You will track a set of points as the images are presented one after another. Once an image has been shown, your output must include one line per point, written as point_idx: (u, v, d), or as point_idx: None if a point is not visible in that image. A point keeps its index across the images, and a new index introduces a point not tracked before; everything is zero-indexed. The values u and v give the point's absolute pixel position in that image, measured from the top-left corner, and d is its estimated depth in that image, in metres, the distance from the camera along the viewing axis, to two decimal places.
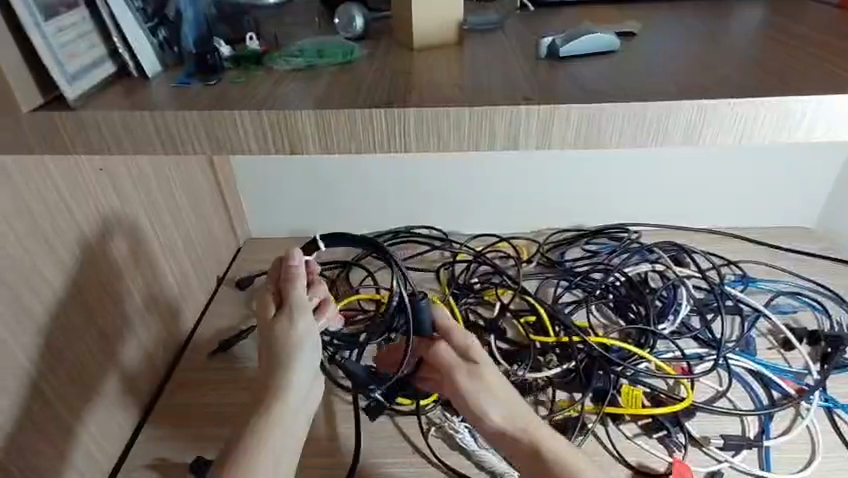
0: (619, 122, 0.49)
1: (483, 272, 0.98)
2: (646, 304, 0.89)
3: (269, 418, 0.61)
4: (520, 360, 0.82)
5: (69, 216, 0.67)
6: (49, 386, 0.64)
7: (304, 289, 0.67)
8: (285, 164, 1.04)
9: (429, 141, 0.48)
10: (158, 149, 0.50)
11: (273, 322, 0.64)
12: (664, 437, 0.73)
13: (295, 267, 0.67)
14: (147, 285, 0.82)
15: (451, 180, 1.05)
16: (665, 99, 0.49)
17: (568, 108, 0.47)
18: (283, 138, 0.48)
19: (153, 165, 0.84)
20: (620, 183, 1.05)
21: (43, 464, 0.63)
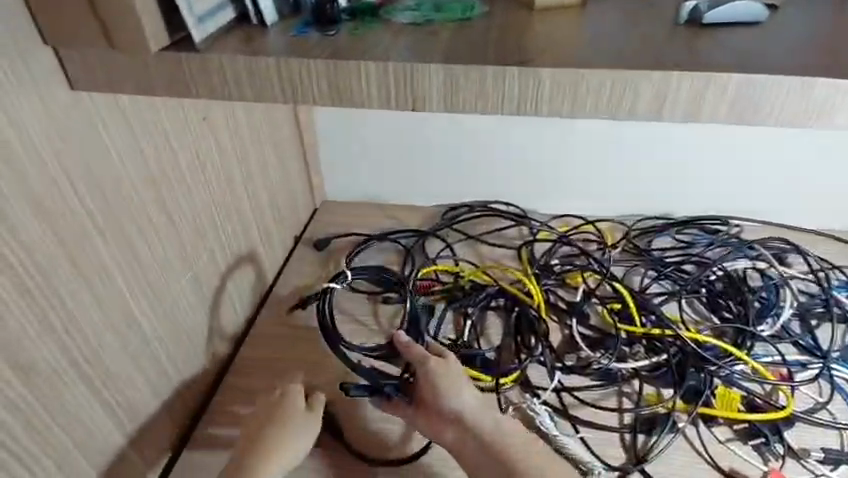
0: (777, 95, 0.43)
1: (565, 254, 0.94)
2: (745, 304, 0.83)
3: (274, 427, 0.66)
4: (604, 347, 0.78)
5: (175, 160, 0.68)
6: (148, 323, 0.66)
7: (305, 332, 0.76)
8: (367, 127, 1.01)
9: (562, 100, 0.45)
10: (278, 98, 0.49)
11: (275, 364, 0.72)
12: (760, 445, 0.69)
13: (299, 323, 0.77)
14: (236, 237, 0.84)
15: (539, 149, 0.98)
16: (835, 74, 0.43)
17: (720, 78, 0.43)
18: (406, 93, 0.46)
19: (247, 116, 0.84)
20: (728, 166, 0.95)
21: (138, 395, 0.66)
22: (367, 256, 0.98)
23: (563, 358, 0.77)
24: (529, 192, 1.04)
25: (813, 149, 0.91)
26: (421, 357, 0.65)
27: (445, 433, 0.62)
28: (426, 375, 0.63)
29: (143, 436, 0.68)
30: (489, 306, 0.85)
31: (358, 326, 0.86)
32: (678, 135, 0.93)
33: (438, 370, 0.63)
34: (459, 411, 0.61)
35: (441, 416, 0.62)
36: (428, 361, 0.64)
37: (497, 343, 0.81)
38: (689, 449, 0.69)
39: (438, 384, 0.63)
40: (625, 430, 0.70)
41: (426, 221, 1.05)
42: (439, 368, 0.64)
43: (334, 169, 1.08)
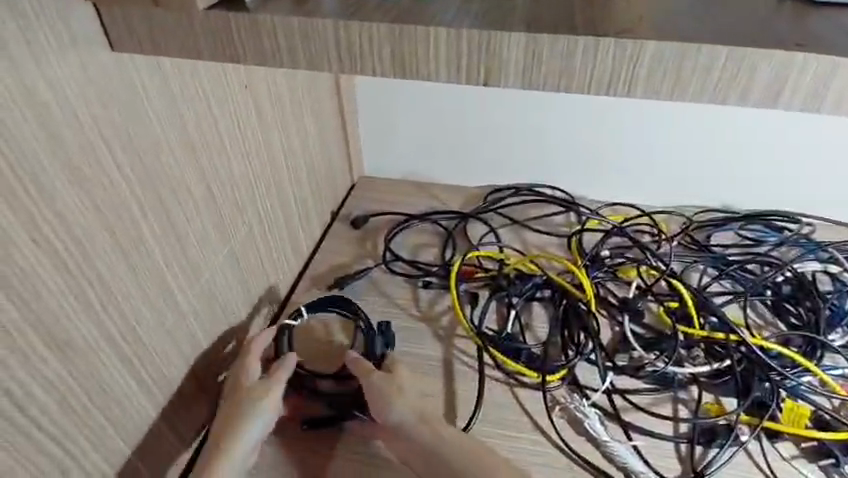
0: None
1: (617, 245, 0.88)
2: (816, 310, 0.76)
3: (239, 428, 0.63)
4: (660, 348, 0.72)
5: (216, 131, 0.65)
6: (185, 300, 0.63)
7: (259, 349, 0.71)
8: (411, 99, 0.95)
9: (662, 76, 0.39)
10: (334, 66, 0.44)
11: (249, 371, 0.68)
12: (829, 466, 0.63)
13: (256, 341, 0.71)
14: (274, 212, 0.80)
15: (595, 128, 0.91)
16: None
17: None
18: (481, 65, 0.41)
19: (287, 83, 0.79)
20: (806, 156, 0.86)
21: (174, 374, 0.64)
22: (406, 237, 0.94)
23: (614, 357, 0.73)
24: (579, 175, 0.97)
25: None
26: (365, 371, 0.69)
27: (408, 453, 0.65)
28: (371, 388, 0.68)
29: (178, 413, 0.66)
30: (535, 297, 0.81)
31: (397, 310, 0.83)
32: (754, 117, 0.84)
33: (381, 383, 0.67)
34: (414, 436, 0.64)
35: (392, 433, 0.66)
36: (372, 374, 0.68)
37: (543, 337, 0.76)
38: (751, 465, 0.64)
39: (380, 397, 0.67)
40: (682, 440, 0.65)
41: (469, 202, 1.00)
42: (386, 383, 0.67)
43: (374, 142, 1.03)
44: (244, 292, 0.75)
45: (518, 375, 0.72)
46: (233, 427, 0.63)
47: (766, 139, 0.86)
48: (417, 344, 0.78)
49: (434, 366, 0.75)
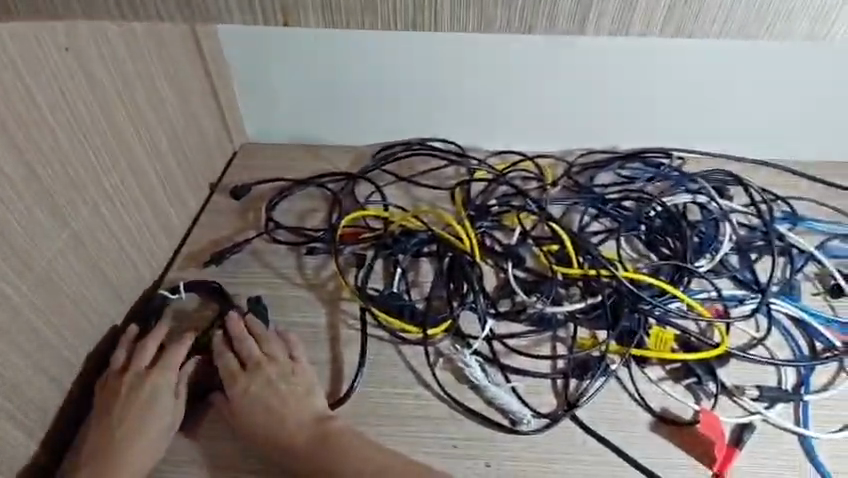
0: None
1: (503, 194, 0.86)
2: (683, 239, 0.79)
3: (137, 437, 0.63)
4: (539, 291, 0.74)
5: (30, 100, 0.57)
6: (18, 295, 0.57)
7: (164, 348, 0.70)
8: (288, 47, 0.87)
9: (469, 9, 0.36)
10: (116, 15, 0.39)
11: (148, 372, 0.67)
12: (693, 384, 0.67)
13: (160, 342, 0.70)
14: (131, 189, 0.73)
15: (472, 71, 0.87)
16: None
17: None
18: (274, 5, 0.36)
19: (125, 43, 0.70)
20: (676, 88, 0.87)
21: (20, 377, 0.59)
22: (289, 204, 0.89)
23: (497, 304, 0.74)
24: (466, 124, 0.94)
25: (770, 62, 0.83)
26: (241, 388, 0.68)
27: (281, 428, 0.65)
28: (245, 403, 0.66)
29: (30, 412, 0.61)
30: (421, 253, 0.79)
31: (281, 281, 0.79)
32: (628, 47, 0.83)
33: (269, 377, 0.68)
34: (291, 416, 0.65)
35: (264, 416, 0.66)
36: (250, 388, 0.67)
37: (427, 292, 0.76)
38: (620, 391, 0.67)
39: (265, 388, 0.67)
40: (558, 376, 0.68)
41: (358, 163, 0.95)
42: (275, 371, 0.68)
43: (251, 103, 0.95)
44: (101, 278, 0.68)
45: (400, 331, 0.72)
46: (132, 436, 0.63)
47: (650, 77, 0.86)
48: (300, 313, 0.76)
49: (318, 334, 0.74)
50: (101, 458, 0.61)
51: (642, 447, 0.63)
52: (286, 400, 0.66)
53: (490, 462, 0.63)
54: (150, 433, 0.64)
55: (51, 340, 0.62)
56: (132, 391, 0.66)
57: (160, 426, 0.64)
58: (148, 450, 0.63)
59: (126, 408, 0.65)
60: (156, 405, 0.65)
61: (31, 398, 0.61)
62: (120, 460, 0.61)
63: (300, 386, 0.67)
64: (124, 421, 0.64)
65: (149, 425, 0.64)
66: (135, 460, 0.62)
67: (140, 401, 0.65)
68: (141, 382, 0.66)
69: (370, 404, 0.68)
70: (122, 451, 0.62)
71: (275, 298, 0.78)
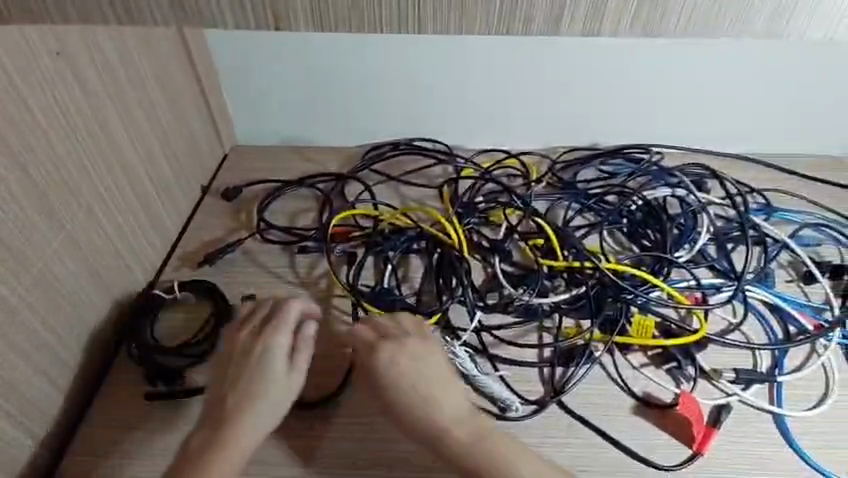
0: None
1: (490, 191, 0.89)
2: (663, 231, 0.82)
3: (249, 403, 0.62)
4: (525, 283, 0.76)
5: (24, 105, 0.58)
6: (15, 296, 0.58)
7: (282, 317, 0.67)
8: (274, 52, 0.89)
9: (449, 11, 0.38)
10: (110, 19, 0.40)
11: (263, 337, 0.66)
12: (672, 369, 0.70)
13: (280, 311, 0.68)
14: (125, 191, 0.74)
15: (455, 73, 0.90)
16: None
17: None
18: (264, 8, 0.38)
19: (115, 47, 0.71)
20: (651, 86, 0.90)
21: (18, 377, 0.60)
22: (281, 204, 0.91)
23: (485, 297, 0.76)
24: (451, 123, 0.97)
25: (739, 60, 0.86)
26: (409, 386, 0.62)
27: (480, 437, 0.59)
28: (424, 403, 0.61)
29: (28, 410, 0.62)
30: (411, 249, 0.82)
31: (274, 279, 0.81)
32: (607, 46, 0.86)
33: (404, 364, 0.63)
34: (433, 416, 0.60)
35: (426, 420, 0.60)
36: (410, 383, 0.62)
37: (417, 286, 0.78)
38: (603, 377, 0.70)
39: (400, 379, 0.62)
40: (545, 365, 0.70)
41: (348, 163, 0.97)
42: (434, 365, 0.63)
43: (240, 106, 0.97)
44: (95, 280, 0.70)
45: None
46: (245, 400, 0.62)
47: (625, 76, 0.89)
48: None
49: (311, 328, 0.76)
50: (217, 421, 0.61)
51: (625, 429, 0.66)
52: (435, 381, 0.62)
53: None
54: (263, 403, 0.62)
55: (48, 339, 0.63)
56: (244, 354, 0.65)
57: (271, 395, 0.63)
58: (258, 418, 0.62)
59: (241, 372, 0.64)
60: (269, 371, 0.64)
61: (29, 398, 0.62)
62: (230, 423, 0.61)
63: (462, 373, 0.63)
64: (238, 385, 0.63)
65: (261, 390, 0.63)
66: (246, 429, 0.61)
67: (255, 370, 0.64)
68: (254, 345, 0.66)
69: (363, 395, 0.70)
70: (234, 418, 0.61)
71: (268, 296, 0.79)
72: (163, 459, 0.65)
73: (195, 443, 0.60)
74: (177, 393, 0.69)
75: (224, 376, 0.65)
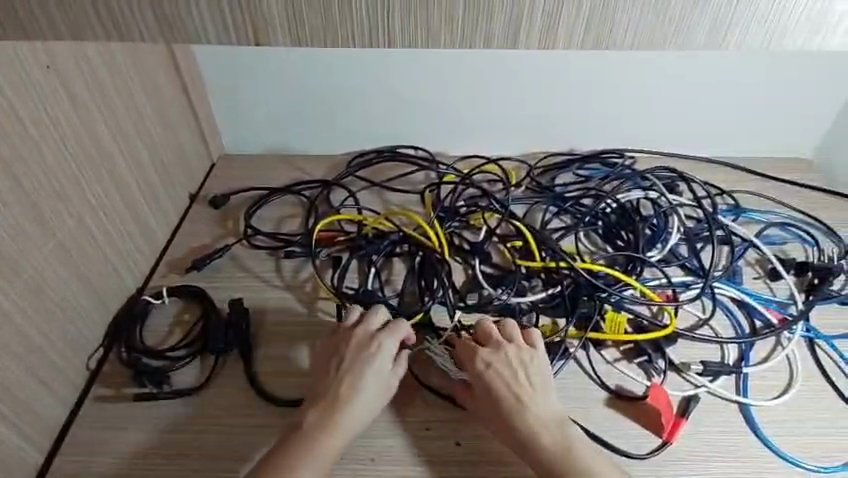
0: (627, 16, 0.40)
1: (470, 195, 0.92)
2: (635, 232, 0.85)
3: (352, 398, 0.64)
4: (503, 284, 0.80)
5: (15, 117, 0.60)
6: (7, 300, 0.60)
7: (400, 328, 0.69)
8: (259, 64, 0.92)
9: (417, 27, 0.41)
10: (101, 36, 0.43)
11: (373, 339, 0.68)
12: (643, 362, 0.73)
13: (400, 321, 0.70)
14: (114, 199, 0.76)
15: (434, 83, 0.94)
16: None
17: None
18: (246, 23, 0.41)
19: (103, 61, 0.73)
20: (622, 94, 0.94)
21: (11, 379, 0.61)
22: (269, 210, 0.94)
23: (466, 297, 0.79)
24: (432, 131, 1.00)
25: (705, 68, 0.91)
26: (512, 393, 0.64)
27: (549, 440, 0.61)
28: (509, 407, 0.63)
29: (20, 412, 0.63)
30: (394, 253, 0.85)
31: (260, 283, 0.83)
32: (582, 57, 0.90)
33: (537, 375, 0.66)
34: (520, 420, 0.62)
35: (508, 425, 0.62)
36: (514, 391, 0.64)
37: (400, 287, 0.81)
38: (578, 371, 0.73)
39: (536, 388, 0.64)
40: None
41: (333, 170, 1.00)
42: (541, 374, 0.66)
43: (227, 115, 1.00)
44: (85, 285, 0.72)
45: None
46: (350, 395, 0.64)
47: (597, 84, 0.93)
48: (280, 313, 0.80)
49: (298, 329, 0.78)
50: (328, 408, 0.63)
51: (600, 421, 0.68)
52: (515, 385, 0.64)
53: (459, 440, 0.68)
54: (373, 393, 0.65)
55: (39, 343, 0.65)
56: (352, 352, 0.67)
57: (373, 393, 0.65)
58: (357, 416, 0.63)
59: (349, 368, 0.66)
60: (377, 373, 0.66)
61: (21, 400, 0.63)
62: (336, 414, 0.63)
63: (536, 378, 0.65)
64: (346, 379, 0.65)
65: (366, 388, 0.65)
66: (349, 419, 0.63)
67: (366, 361, 0.66)
68: (362, 345, 0.68)
69: None
70: (340, 405, 0.63)
71: (255, 299, 0.81)
72: (154, 458, 0.66)
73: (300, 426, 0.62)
74: (165, 394, 0.71)
75: (329, 369, 0.66)
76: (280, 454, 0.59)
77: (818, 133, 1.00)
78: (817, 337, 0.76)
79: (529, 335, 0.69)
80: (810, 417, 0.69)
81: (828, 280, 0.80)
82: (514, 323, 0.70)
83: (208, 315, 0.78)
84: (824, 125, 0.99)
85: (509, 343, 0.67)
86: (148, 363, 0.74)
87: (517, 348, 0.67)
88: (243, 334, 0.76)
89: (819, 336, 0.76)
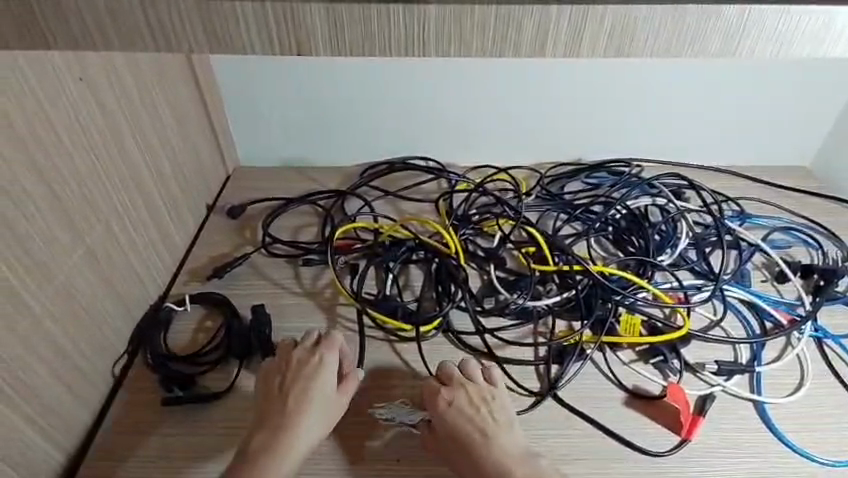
0: (647, 28, 0.43)
1: (483, 203, 0.94)
2: (645, 237, 0.87)
3: (293, 417, 0.65)
4: (519, 288, 0.82)
5: (50, 124, 0.62)
6: (39, 305, 0.61)
7: (330, 351, 0.72)
8: (276, 77, 0.95)
9: (449, 40, 0.44)
10: (150, 46, 0.45)
11: (309, 359, 0.71)
12: (660, 362, 0.74)
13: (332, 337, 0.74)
14: (138, 207, 0.78)
15: (446, 93, 0.97)
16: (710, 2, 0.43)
17: (603, 10, 0.42)
18: (289, 35, 0.44)
19: (130, 72, 0.76)
20: (626, 103, 0.98)
21: (40, 383, 0.62)
22: (286, 220, 0.96)
23: (482, 301, 0.81)
24: (444, 141, 1.03)
25: (706, 78, 0.94)
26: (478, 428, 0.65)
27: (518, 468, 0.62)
28: (473, 442, 0.64)
29: (48, 416, 0.64)
30: (411, 259, 0.86)
31: (280, 290, 0.85)
32: (590, 67, 0.93)
33: (498, 406, 0.68)
34: (488, 451, 0.64)
35: (477, 459, 0.64)
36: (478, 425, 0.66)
37: (418, 293, 0.83)
38: (596, 372, 0.74)
39: (498, 420, 0.66)
40: (540, 362, 0.75)
41: (347, 181, 1.03)
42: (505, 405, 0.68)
43: (242, 124, 1.02)
44: (110, 292, 0.73)
45: (394, 330, 0.79)
46: (298, 413, 0.65)
47: (602, 94, 0.97)
48: (301, 319, 0.81)
49: None
50: (274, 427, 0.64)
51: (623, 422, 0.70)
52: (479, 421, 0.66)
53: None
54: (321, 413, 0.66)
55: (67, 347, 0.66)
56: (292, 373, 0.69)
57: (316, 409, 0.66)
58: (305, 432, 0.64)
59: (288, 386, 0.68)
60: (320, 390, 0.68)
61: (50, 405, 0.64)
62: (286, 430, 0.64)
63: (499, 415, 0.67)
64: (288, 398, 0.67)
65: (310, 405, 0.66)
66: (299, 437, 0.64)
67: (313, 378, 0.69)
68: (298, 366, 0.70)
69: (374, 395, 0.73)
70: (286, 419, 0.65)
71: (275, 306, 0.83)
72: (178, 463, 0.67)
73: (250, 448, 0.62)
74: (190, 398, 0.72)
75: (272, 391, 0.68)
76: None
77: (815, 141, 1.04)
78: (826, 337, 0.78)
79: (491, 372, 0.72)
80: (823, 413, 0.71)
81: (834, 281, 0.82)
82: (476, 363, 0.72)
83: (232, 321, 0.79)
84: (822, 133, 1.03)
85: (470, 383, 0.70)
86: (175, 368, 0.75)
87: (479, 388, 0.69)
88: (266, 339, 0.77)
89: (828, 336, 0.78)
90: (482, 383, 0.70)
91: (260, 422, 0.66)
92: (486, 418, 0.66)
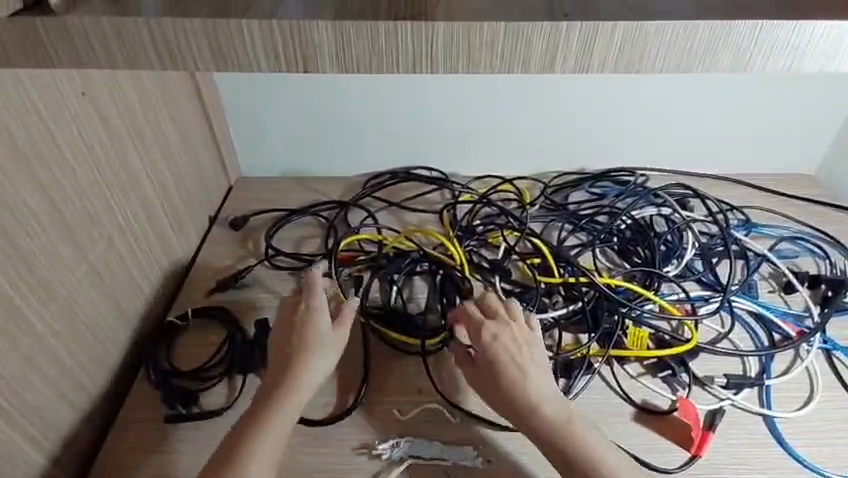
0: (657, 44, 0.43)
1: (487, 214, 0.93)
2: (651, 247, 0.86)
3: (293, 369, 0.65)
4: (524, 300, 0.80)
5: (52, 140, 0.61)
6: (41, 322, 0.61)
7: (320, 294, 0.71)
8: (278, 88, 0.95)
9: (456, 58, 0.44)
10: (155, 64, 0.44)
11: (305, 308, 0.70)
12: (668, 376, 0.74)
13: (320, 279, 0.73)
14: (140, 220, 0.77)
15: (449, 103, 0.96)
16: (721, 17, 0.42)
17: (613, 26, 0.42)
18: (295, 52, 0.43)
19: (132, 85, 0.75)
20: (630, 113, 0.97)
21: (41, 401, 0.61)
22: (288, 231, 0.95)
23: None
24: (447, 151, 1.02)
25: (710, 87, 0.94)
26: (518, 366, 0.64)
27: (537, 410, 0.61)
28: (513, 380, 0.63)
29: (49, 434, 0.63)
30: (415, 271, 0.86)
31: None
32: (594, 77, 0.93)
33: (533, 349, 0.66)
34: (522, 393, 0.62)
35: (509, 399, 0.63)
36: (518, 364, 0.64)
37: (423, 305, 0.82)
38: (603, 386, 0.74)
39: (536, 362, 0.65)
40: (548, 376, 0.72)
41: (350, 191, 1.02)
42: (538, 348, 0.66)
43: (244, 136, 1.01)
44: (113, 307, 0.72)
45: (399, 343, 0.78)
46: (298, 362, 0.65)
47: (607, 104, 0.96)
48: None
49: None
50: (278, 380, 0.64)
51: (632, 437, 0.69)
52: (520, 360, 0.64)
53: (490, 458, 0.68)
54: (320, 361, 0.66)
55: (69, 364, 0.65)
56: (296, 324, 0.69)
57: (314, 359, 0.66)
58: (307, 384, 0.64)
59: (289, 337, 0.68)
60: (318, 341, 0.67)
61: (51, 422, 0.63)
62: (287, 381, 0.64)
63: (538, 359, 0.65)
64: (288, 349, 0.67)
65: (310, 355, 0.66)
66: (300, 386, 0.64)
67: (303, 329, 0.68)
68: (301, 317, 0.69)
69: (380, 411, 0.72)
70: (289, 371, 0.65)
71: None
72: None
73: (259, 397, 0.63)
74: (194, 415, 0.71)
75: (281, 340, 0.68)
76: (244, 428, 0.60)
77: (820, 149, 1.03)
78: (835, 348, 0.77)
79: (530, 318, 0.70)
80: (834, 427, 0.70)
81: (842, 292, 0.82)
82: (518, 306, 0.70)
83: (235, 336, 0.78)
84: (827, 142, 1.02)
85: (514, 323, 0.68)
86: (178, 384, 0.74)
87: (521, 329, 0.67)
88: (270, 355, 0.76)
89: (837, 348, 0.77)
90: (523, 325, 0.68)
91: (271, 371, 0.65)
92: (528, 359, 0.65)
